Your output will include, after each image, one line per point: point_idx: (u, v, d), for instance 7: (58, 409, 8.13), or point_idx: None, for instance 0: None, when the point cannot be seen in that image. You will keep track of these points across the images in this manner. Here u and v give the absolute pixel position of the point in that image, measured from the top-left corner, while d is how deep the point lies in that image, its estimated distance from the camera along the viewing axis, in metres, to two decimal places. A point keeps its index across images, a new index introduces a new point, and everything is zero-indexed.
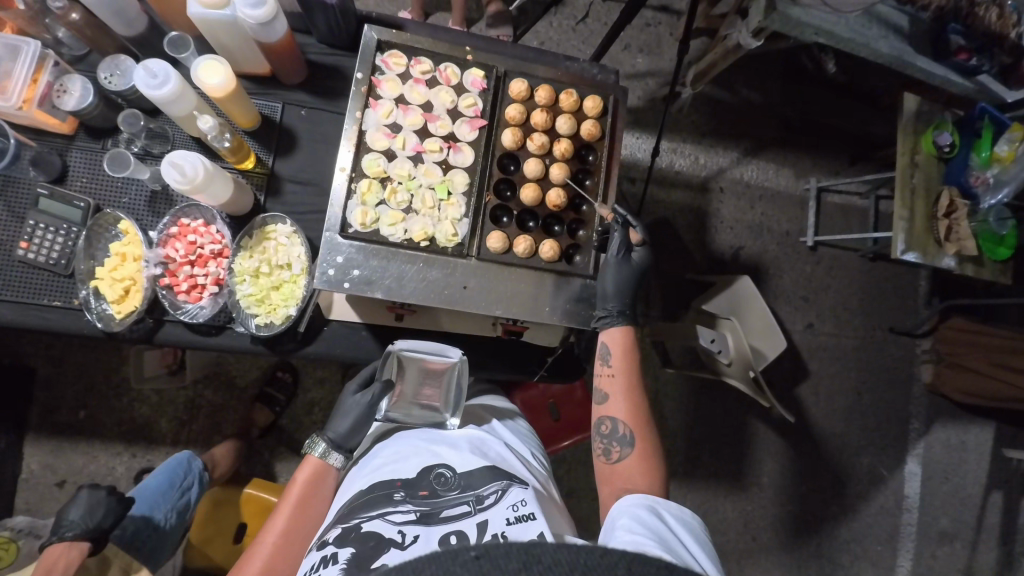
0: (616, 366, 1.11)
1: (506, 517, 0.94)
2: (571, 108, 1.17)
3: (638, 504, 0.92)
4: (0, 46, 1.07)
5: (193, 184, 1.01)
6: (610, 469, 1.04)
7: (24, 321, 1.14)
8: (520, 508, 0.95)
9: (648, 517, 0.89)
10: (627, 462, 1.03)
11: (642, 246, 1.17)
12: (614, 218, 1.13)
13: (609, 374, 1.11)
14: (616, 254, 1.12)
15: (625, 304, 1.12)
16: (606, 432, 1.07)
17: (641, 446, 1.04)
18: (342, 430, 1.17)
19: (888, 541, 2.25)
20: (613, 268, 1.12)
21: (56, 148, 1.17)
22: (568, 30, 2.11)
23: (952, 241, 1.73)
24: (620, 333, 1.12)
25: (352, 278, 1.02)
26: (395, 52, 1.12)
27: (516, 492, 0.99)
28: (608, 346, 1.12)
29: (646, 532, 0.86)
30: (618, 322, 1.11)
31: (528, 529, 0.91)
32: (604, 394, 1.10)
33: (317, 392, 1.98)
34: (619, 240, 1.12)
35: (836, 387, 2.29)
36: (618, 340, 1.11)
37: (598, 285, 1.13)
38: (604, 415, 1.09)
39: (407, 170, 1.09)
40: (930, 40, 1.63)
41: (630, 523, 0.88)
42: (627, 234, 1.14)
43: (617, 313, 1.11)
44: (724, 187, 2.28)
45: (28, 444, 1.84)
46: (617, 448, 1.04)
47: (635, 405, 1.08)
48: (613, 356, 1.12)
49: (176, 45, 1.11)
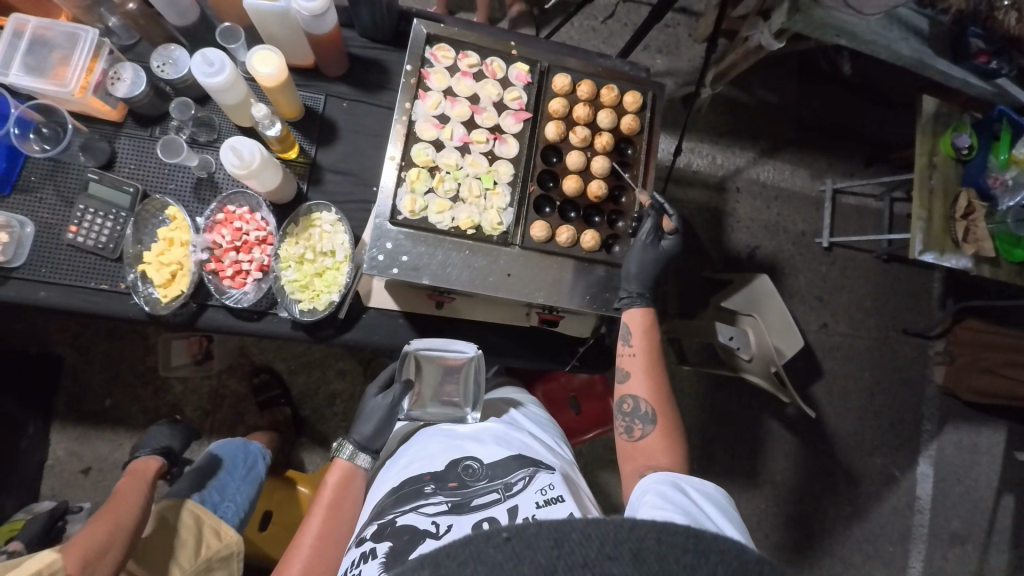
0: (637, 347, 1.12)
1: (536, 501, 0.96)
2: (611, 103, 1.20)
3: (662, 481, 0.94)
4: (59, 34, 1.10)
5: (249, 169, 1.05)
6: (632, 446, 1.05)
7: (70, 303, 1.17)
8: (549, 491, 0.97)
9: (673, 494, 0.91)
10: (649, 438, 1.04)
11: (674, 234, 1.18)
12: (649, 205, 1.16)
13: (630, 353, 1.12)
14: (644, 238, 1.15)
15: (645, 287, 1.14)
16: (627, 410, 1.08)
17: (662, 423, 1.06)
18: (367, 433, 1.18)
19: (900, 542, 2.27)
20: (637, 251, 1.14)
21: (105, 135, 1.20)
22: (589, 30, 2.14)
23: (969, 241, 1.75)
24: (641, 314, 1.14)
25: (400, 264, 1.06)
26: (443, 45, 1.16)
27: (544, 477, 1.00)
28: (629, 327, 1.13)
29: (673, 507, 0.88)
30: (639, 303, 1.13)
31: (558, 510, 0.95)
32: (625, 373, 1.12)
33: (337, 384, 2.00)
34: (649, 226, 1.15)
35: (850, 387, 2.31)
36: (638, 321, 1.13)
37: (625, 264, 1.14)
38: (625, 393, 1.10)
39: (454, 160, 1.13)
40: (949, 42, 1.65)
41: (655, 499, 0.90)
42: (659, 221, 1.17)
43: (639, 294, 1.13)
44: (741, 187, 2.30)
45: (54, 431, 1.86)
46: (639, 426, 1.06)
47: (656, 385, 1.09)
48: (634, 336, 1.13)
49: (226, 37, 1.15)
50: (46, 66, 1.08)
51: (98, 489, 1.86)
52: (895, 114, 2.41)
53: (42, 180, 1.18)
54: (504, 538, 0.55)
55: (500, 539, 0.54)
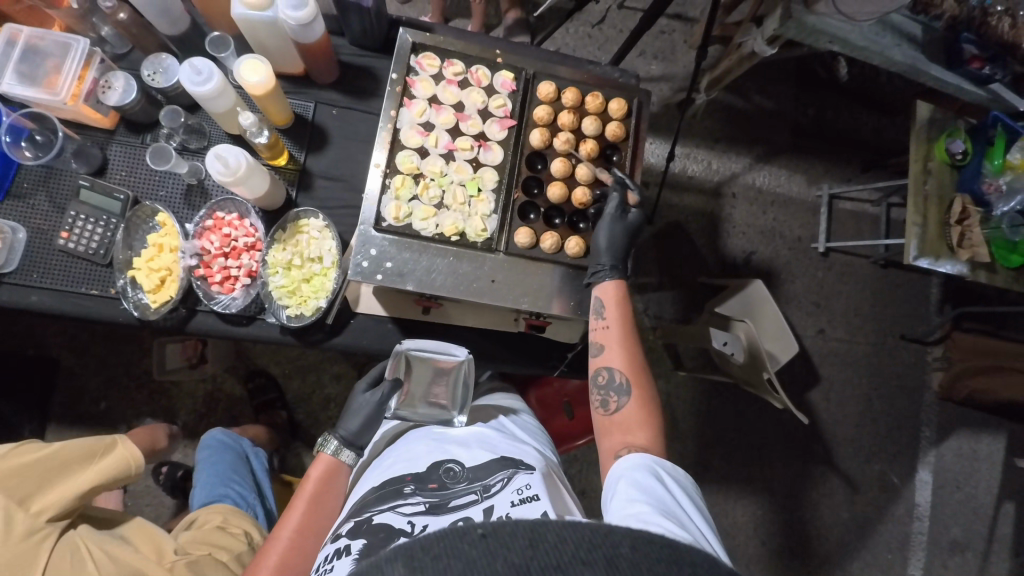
0: (610, 319, 1.08)
1: (512, 500, 0.96)
2: (596, 110, 1.20)
3: (640, 468, 0.92)
4: (52, 43, 1.12)
5: (235, 176, 1.06)
6: (608, 420, 1.03)
7: (62, 308, 1.18)
8: (525, 490, 0.97)
9: (649, 487, 0.88)
10: (625, 412, 1.02)
11: (638, 206, 1.16)
12: (612, 181, 1.16)
13: (604, 326, 1.08)
14: (611, 211, 1.14)
15: (617, 258, 1.12)
16: (603, 383, 1.05)
17: (637, 396, 1.03)
18: (354, 428, 1.22)
19: (899, 549, 2.25)
20: (607, 221, 1.13)
21: (97, 141, 1.21)
22: (585, 36, 2.15)
23: (964, 247, 1.73)
24: (614, 286, 1.10)
25: (384, 270, 1.06)
26: (429, 54, 1.17)
27: (522, 478, 1.01)
28: (602, 299, 1.10)
29: (648, 499, 0.85)
30: (611, 275, 1.10)
31: (533, 509, 0.94)
32: (600, 346, 1.08)
33: (333, 388, 2.00)
34: (614, 200, 1.14)
35: (848, 393, 2.30)
36: (611, 294, 1.09)
37: (592, 239, 1.14)
38: (601, 365, 1.07)
39: (439, 167, 1.14)
40: (943, 48, 1.65)
41: (632, 494, 0.87)
42: (624, 196, 1.15)
43: (610, 266, 1.11)
44: (737, 192, 2.30)
45: (51, 434, 1.88)
46: (614, 399, 1.03)
47: (631, 356, 1.06)
48: (607, 309, 1.09)
49: (217, 45, 1.16)
50: (39, 75, 1.10)
51: None
52: (890, 119, 2.41)
53: (35, 187, 1.19)
54: (479, 535, 0.54)
55: (475, 535, 0.53)
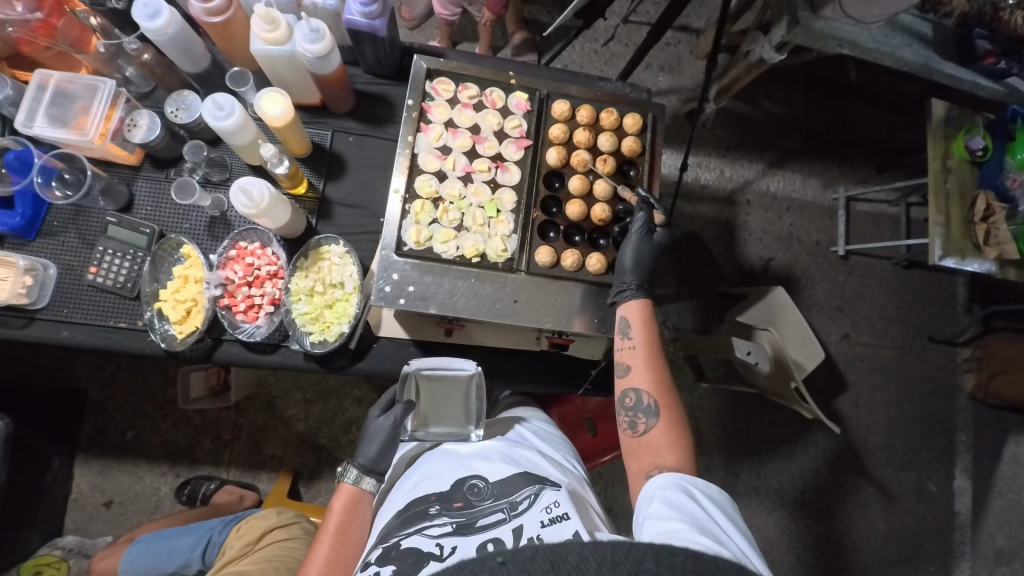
0: (637, 339, 1.08)
1: (541, 520, 0.94)
2: (611, 126, 1.21)
3: (670, 485, 0.92)
4: (80, 86, 1.16)
5: (259, 208, 1.08)
6: (638, 442, 1.03)
7: (91, 341, 1.20)
8: (554, 509, 0.96)
9: (681, 500, 0.89)
10: (653, 433, 1.02)
11: (664, 226, 1.16)
12: (637, 200, 1.15)
13: (630, 346, 1.08)
14: (638, 230, 1.13)
15: (642, 277, 1.11)
16: (631, 404, 1.05)
17: (665, 415, 1.04)
18: (372, 455, 1.20)
19: (941, 561, 2.16)
20: (634, 242, 1.13)
21: (123, 177, 1.25)
22: (592, 53, 2.17)
23: (991, 245, 1.69)
24: (639, 306, 1.10)
25: (407, 294, 1.07)
26: (444, 79, 1.18)
27: (550, 494, 0.99)
28: (627, 319, 1.09)
29: (679, 517, 0.86)
30: (636, 295, 1.10)
31: (563, 528, 0.93)
32: (626, 366, 1.08)
33: (354, 412, 2.00)
34: (642, 219, 1.13)
35: (878, 399, 2.23)
36: (637, 314, 1.09)
37: (620, 259, 1.12)
38: (626, 387, 1.07)
39: (458, 190, 1.14)
40: (957, 46, 1.63)
41: (662, 509, 0.88)
42: (650, 216, 1.15)
43: (636, 286, 1.10)
44: (752, 199, 2.28)
45: (78, 464, 1.90)
46: (643, 420, 1.03)
47: (658, 376, 1.06)
48: (633, 329, 1.09)
49: (236, 80, 1.20)
50: (68, 117, 1.14)
51: (119, 522, 1.88)
52: (904, 120, 2.39)
53: (64, 225, 1.22)
54: (500, 561, 0.59)
55: (495, 563, 0.58)
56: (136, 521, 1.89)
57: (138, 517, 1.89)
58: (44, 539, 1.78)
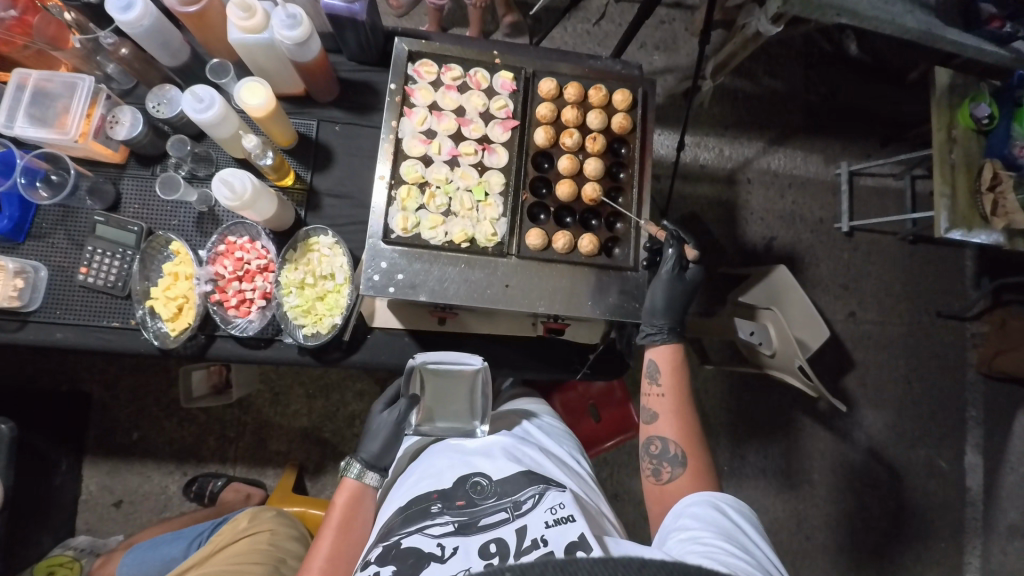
0: (665, 385, 1.14)
1: (545, 521, 0.93)
2: (600, 103, 1.18)
3: (699, 502, 0.96)
4: (59, 84, 1.14)
5: (242, 200, 1.06)
6: (661, 488, 1.05)
7: (85, 342, 1.19)
8: (559, 510, 0.94)
9: (709, 513, 0.93)
10: (678, 482, 1.04)
11: (696, 263, 1.20)
12: (667, 235, 1.18)
13: (658, 393, 1.14)
14: (668, 272, 1.18)
15: (672, 321, 1.18)
16: (655, 452, 1.08)
17: (692, 464, 1.06)
18: (375, 451, 1.19)
19: (953, 538, 2.14)
20: (663, 282, 1.18)
21: (109, 176, 1.23)
22: (584, 33, 2.12)
23: (998, 215, 1.65)
24: (668, 351, 1.17)
25: (396, 282, 1.06)
26: (426, 61, 1.16)
27: (554, 495, 0.98)
28: (656, 362, 1.16)
29: (706, 526, 0.90)
30: (666, 341, 1.17)
31: (568, 530, 0.91)
32: (652, 413, 1.13)
33: (357, 405, 2.00)
34: (672, 257, 1.18)
35: (886, 377, 2.20)
36: (665, 358, 1.16)
37: (648, 301, 1.18)
38: (652, 434, 1.11)
39: (444, 175, 1.12)
40: (960, 11, 1.57)
41: (691, 521, 0.92)
42: (681, 250, 1.18)
43: (667, 329, 1.17)
44: (752, 177, 2.24)
45: (86, 466, 1.91)
46: (668, 468, 1.06)
47: (685, 425, 1.10)
48: (662, 375, 1.15)
49: (218, 72, 1.18)
50: (49, 117, 1.12)
51: (129, 521, 1.90)
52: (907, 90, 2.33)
53: (54, 226, 1.22)
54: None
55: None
56: (147, 519, 1.91)
57: (148, 515, 1.91)
58: (57, 540, 1.79)
